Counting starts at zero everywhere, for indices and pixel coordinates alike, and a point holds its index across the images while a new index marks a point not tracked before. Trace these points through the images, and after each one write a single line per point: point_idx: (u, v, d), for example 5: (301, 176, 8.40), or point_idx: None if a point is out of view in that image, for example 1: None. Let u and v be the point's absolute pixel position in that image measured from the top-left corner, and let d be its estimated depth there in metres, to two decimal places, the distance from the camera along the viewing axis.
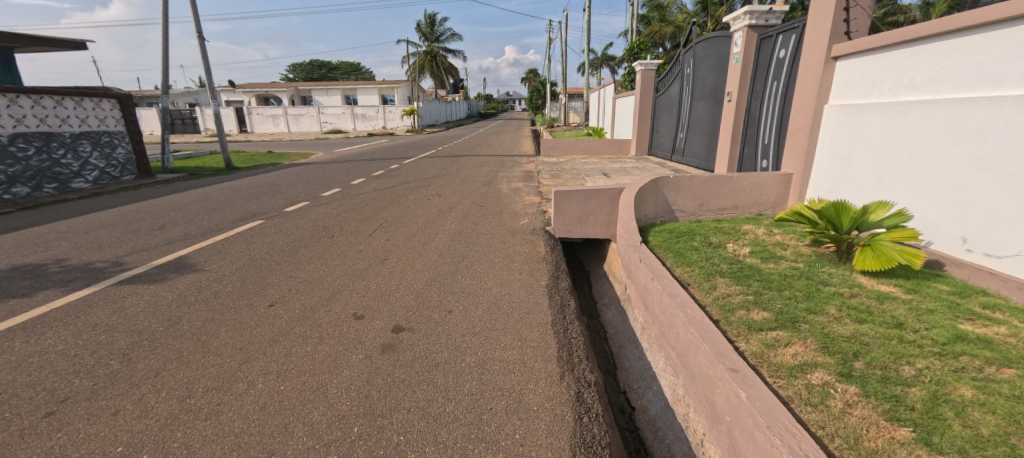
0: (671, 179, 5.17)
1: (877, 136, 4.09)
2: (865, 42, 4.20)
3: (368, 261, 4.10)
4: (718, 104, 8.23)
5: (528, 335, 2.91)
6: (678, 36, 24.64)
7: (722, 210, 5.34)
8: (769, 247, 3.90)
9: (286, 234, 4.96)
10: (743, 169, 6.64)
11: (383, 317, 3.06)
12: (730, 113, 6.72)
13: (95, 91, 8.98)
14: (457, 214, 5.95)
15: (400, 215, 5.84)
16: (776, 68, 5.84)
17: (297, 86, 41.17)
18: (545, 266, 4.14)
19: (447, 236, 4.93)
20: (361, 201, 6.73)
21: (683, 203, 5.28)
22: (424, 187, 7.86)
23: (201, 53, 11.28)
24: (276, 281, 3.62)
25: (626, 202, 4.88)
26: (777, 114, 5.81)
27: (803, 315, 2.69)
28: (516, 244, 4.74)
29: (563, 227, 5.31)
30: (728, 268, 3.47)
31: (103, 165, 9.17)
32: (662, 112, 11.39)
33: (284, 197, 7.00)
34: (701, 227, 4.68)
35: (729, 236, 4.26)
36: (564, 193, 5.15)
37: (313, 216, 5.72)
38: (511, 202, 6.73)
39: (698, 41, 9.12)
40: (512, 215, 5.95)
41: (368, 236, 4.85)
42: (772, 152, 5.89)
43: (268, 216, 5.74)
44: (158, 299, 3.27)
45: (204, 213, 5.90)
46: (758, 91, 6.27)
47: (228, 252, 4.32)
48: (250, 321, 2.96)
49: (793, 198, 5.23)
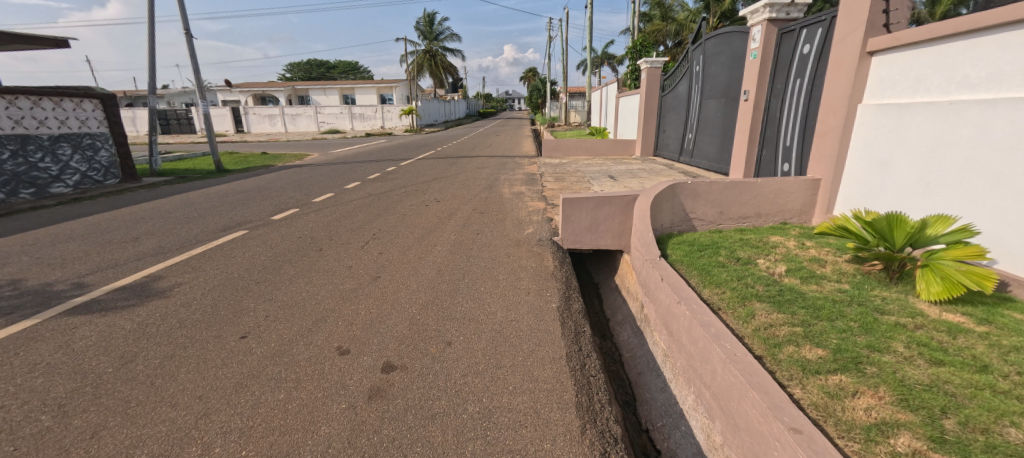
0: (689, 185, 4.75)
1: (924, 139, 3.68)
2: (908, 35, 3.79)
3: (357, 280, 3.69)
4: (731, 103, 7.83)
5: (540, 375, 2.50)
6: (681, 34, 24.27)
7: (744, 218, 4.93)
8: (806, 264, 3.48)
9: (270, 246, 4.55)
10: (762, 172, 6.23)
11: (372, 352, 2.64)
12: (747, 113, 6.31)
13: (76, 91, 8.56)
14: (456, 223, 5.53)
15: (394, 224, 5.42)
16: (799, 64, 5.44)
17: (295, 86, 40.77)
18: (555, 285, 3.73)
19: (445, 249, 4.52)
20: (354, 207, 6.32)
21: (701, 211, 4.87)
22: (421, 192, 7.45)
23: (190, 51, 10.86)
24: (252, 305, 3.20)
25: (641, 211, 4.47)
26: (801, 114, 5.40)
27: (866, 354, 2.27)
28: (522, 258, 4.33)
29: (572, 238, 4.89)
30: (764, 289, 3.05)
31: (85, 168, 8.75)
32: (669, 111, 10.98)
33: (273, 203, 6.59)
34: (725, 238, 4.26)
35: (757, 250, 3.84)
36: (573, 200, 4.73)
37: (301, 226, 5.31)
38: (514, 208, 6.32)
39: (708, 37, 8.71)
40: (516, 224, 5.55)
41: (360, 249, 4.44)
42: (795, 155, 5.49)
43: (253, 225, 5.32)
44: (113, 330, 2.86)
45: (185, 222, 5.50)
46: (778, 89, 5.86)
47: (203, 270, 3.91)
48: (215, 359, 2.54)
49: (821, 205, 4.81)
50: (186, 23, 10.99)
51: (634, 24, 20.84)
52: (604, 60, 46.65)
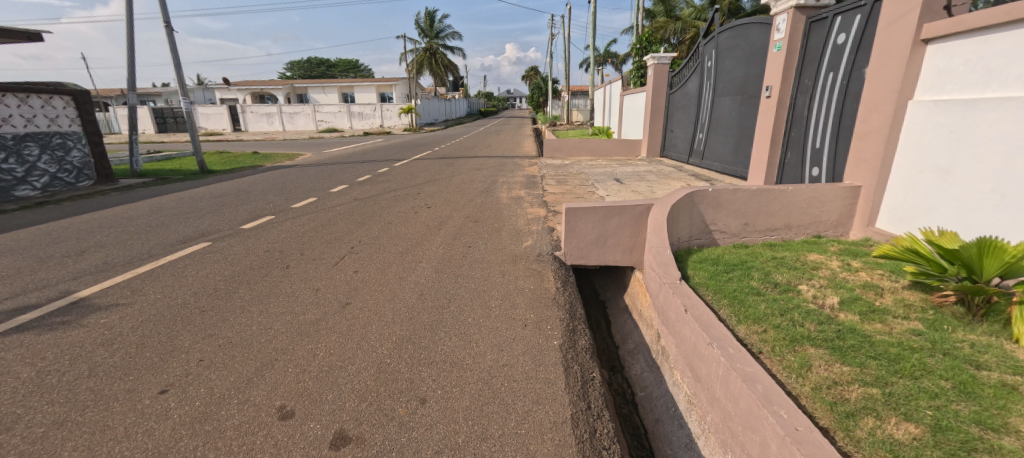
0: (710, 193, 4.16)
1: (997, 141, 3.10)
2: (976, 18, 3.22)
3: (323, 308, 3.11)
4: (748, 101, 7.22)
5: (539, 451, 1.91)
6: (685, 33, 23.64)
7: (773, 231, 4.33)
8: (859, 293, 2.89)
9: (231, 261, 3.98)
10: (786, 177, 5.64)
11: (322, 416, 2.06)
12: (769, 110, 5.71)
13: (44, 87, 8.01)
14: (446, 234, 4.94)
15: (377, 235, 4.83)
16: (832, 56, 4.84)
17: (292, 84, 40.20)
18: (558, 314, 3.14)
19: (431, 266, 3.93)
20: (336, 215, 5.72)
21: (724, 223, 4.28)
22: (411, 197, 6.85)
23: (172, 45, 10.27)
24: (187, 345, 2.62)
25: (656, 224, 3.88)
26: (834, 112, 4.82)
27: (978, 435, 1.68)
28: (518, 278, 3.74)
29: (576, 252, 4.30)
30: (817, 329, 2.45)
31: (54, 169, 8.18)
32: (677, 110, 10.36)
33: (248, 210, 6.00)
34: (755, 256, 3.67)
35: (797, 273, 3.24)
36: (579, 210, 4.14)
37: (271, 237, 4.72)
38: (512, 216, 5.72)
39: (722, 30, 8.10)
40: (513, 235, 4.95)
41: (332, 267, 3.85)
42: (827, 159, 4.92)
43: (218, 236, 4.74)
44: (3, 380, 2.28)
45: (143, 232, 4.91)
46: (806, 85, 5.26)
47: (144, 292, 3.33)
48: (117, 427, 1.96)
49: (861, 216, 4.21)
50: (166, 16, 10.39)
51: (638, 20, 20.15)
52: (606, 58, 45.84)
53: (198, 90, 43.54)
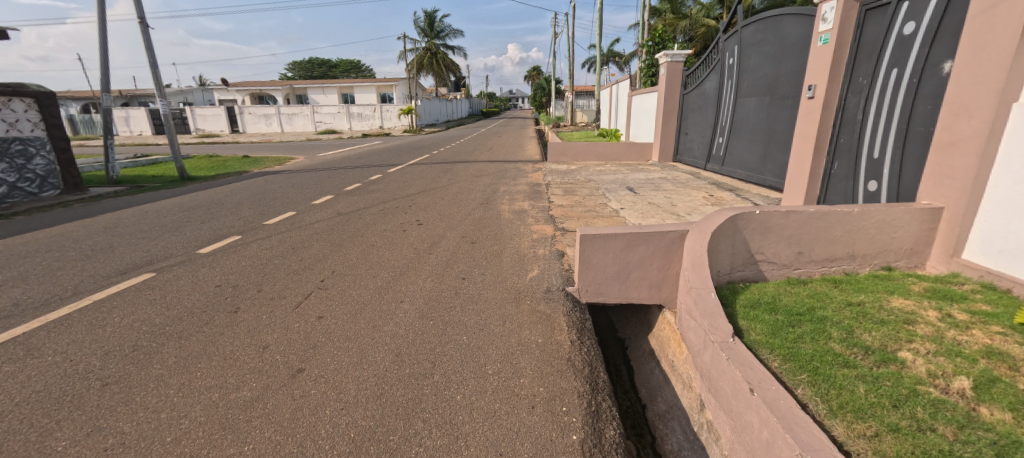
0: (757, 217, 3.40)
1: None
2: None
3: (268, 379, 2.35)
4: (779, 103, 6.45)
5: None
6: (694, 31, 22.68)
7: (832, 261, 3.56)
8: (991, 369, 2.13)
9: (169, 302, 3.23)
10: (832, 190, 4.88)
11: None
12: (812, 113, 4.94)
13: (2, 89, 7.26)
14: (436, 261, 4.16)
15: (354, 262, 4.06)
16: (897, 50, 4.09)
17: (292, 85, 39.55)
18: (576, 387, 2.39)
19: (414, 310, 3.17)
20: (312, 234, 4.96)
21: (773, 252, 3.51)
22: (401, 210, 6.09)
23: (146, 41, 9.48)
24: (58, 451, 1.87)
25: (694, 257, 3.12)
26: (900, 116, 4.07)
27: None
28: (522, 328, 2.98)
29: (593, 288, 3.53)
30: (962, 443, 1.70)
31: (13, 178, 7.43)
32: (693, 111, 9.58)
33: (213, 227, 5.25)
34: (823, 302, 2.91)
35: (889, 331, 2.49)
36: (597, 238, 3.37)
37: (228, 265, 3.96)
38: (514, 236, 4.94)
39: (746, 23, 7.32)
40: (515, 262, 4.17)
41: (292, 312, 3.09)
42: (889, 171, 4.17)
43: (167, 264, 4.00)
44: None
45: (81, 259, 4.17)
46: (860, 84, 4.50)
47: (40, 354, 2.57)
48: None
49: (942, 244, 3.46)
50: (142, 11, 9.61)
51: (644, 18, 19.34)
52: (609, 57, 44.97)
53: (197, 91, 42.99)
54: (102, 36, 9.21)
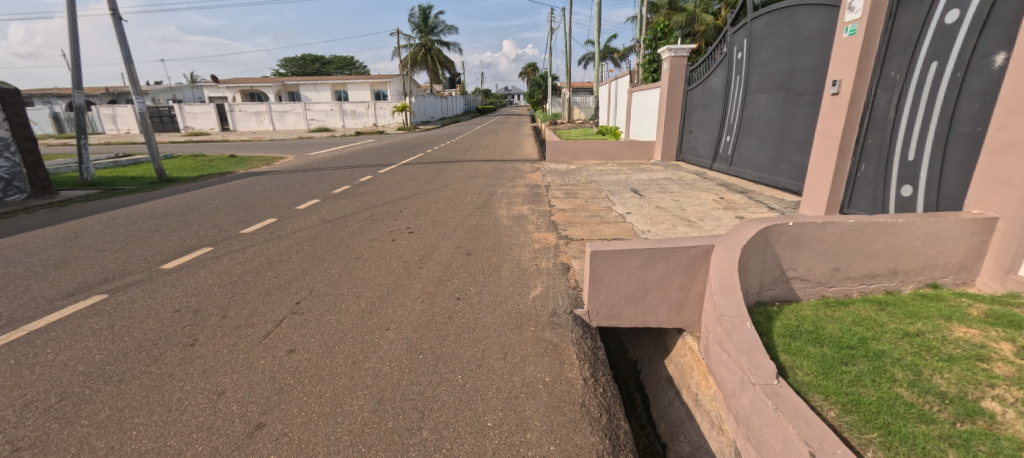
0: (791, 230, 2.99)
1: None
2: None
3: (217, 440, 1.93)
4: (794, 100, 6.06)
5: None
6: (693, 26, 22.20)
7: (872, 278, 3.17)
8: None
9: (116, 333, 2.79)
10: (858, 194, 4.51)
11: None
12: (835, 110, 4.54)
13: None
14: (427, 277, 3.73)
15: (336, 280, 3.63)
16: (937, 40, 3.69)
17: (284, 82, 38.74)
18: (592, 445, 1.98)
19: (400, 340, 2.74)
20: (292, 245, 4.52)
21: (807, 268, 3.11)
22: (392, 216, 5.66)
23: (119, 34, 8.92)
24: None
25: (722, 277, 2.71)
26: (940, 114, 3.68)
27: None
28: (526, 361, 2.57)
29: (604, 309, 3.12)
30: None
31: None
32: (697, 108, 9.18)
33: (185, 237, 4.80)
34: (874, 331, 2.52)
35: (964, 372, 2.10)
36: (610, 254, 2.95)
37: (192, 284, 3.52)
38: (513, 246, 4.51)
39: (757, 16, 6.91)
40: (516, 277, 3.74)
41: (257, 345, 2.65)
42: (926, 175, 3.80)
43: (124, 283, 3.56)
44: None
45: (28, 277, 3.71)
46: (892, 79, 4.11)
47: None
48: None
49: (997, 259, 3.06)
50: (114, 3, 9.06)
51: (642, 12, 18.84)
52: (606, 54, 44.47)
53: (186, 88, 42.23)
54: (73, 30, 8.68)
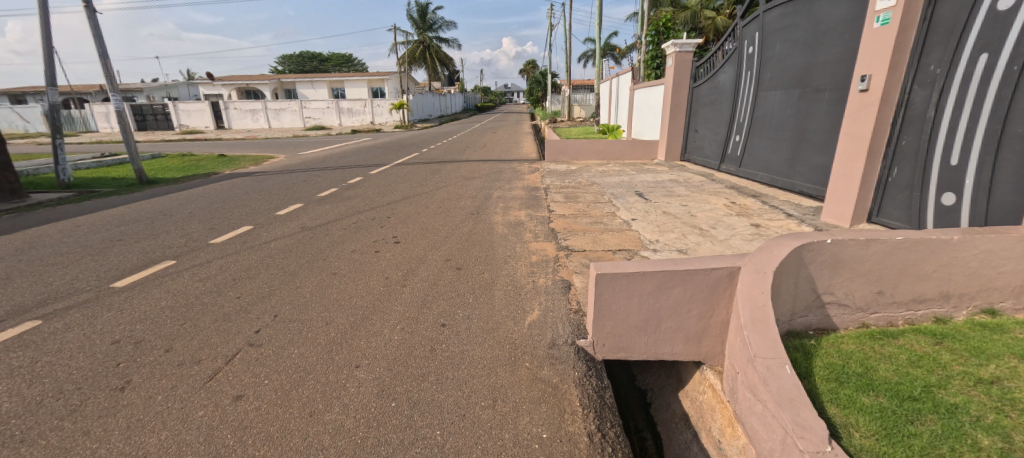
0: (829, 249, 2.56)
1: None
2: None
3: None
4: (812, 96, 5.63)
5: None
6: (695, 22, 21.70)
7: (920, 303, 2.74)
8: None
9: (34, 373, 2.36)
10: (889, 200, 4.08)
11: None
12: (864, 108, 4.08)
13: None
14: (410, 297, 3.30)
15: (305, 302, 3.20)
16: (987, 29, 3.26)
17: (279, 79, 37.72)
18: None
19: (371, 381, 2.32)
20: (263, 258, 4.09)
21: (846, 291, 2.68)
22: (377, 224, 5.22)
23: (94, 29, 8.46)
24: None
25: (753, 307, 2.28)
26: (990, 114, 3.26)
27: None
28: (520, 410, 2.15)
29: (610, 340, 2.69)
30: None
31: None
32: (704, 106, 8.75)
33: (148, 249, 4.37)
34: (939, 376, 2.09)
35: None
36: (619, 278, 2.52)
37: (142, 307, 3.09)
38: (508, 260, 4.08)
39: (770, 7, 6.46)
40: (510, 298, 3.31)
41: (199, 390, 2.22)
42: (972, 182, 3.38)
43: (64, 306, 3.13)
44: None
45: None
46: (930, 73, 3.67)
47: None
48: None
49: None
50: None
51: (643, 9, 18.35)
52: (606, 51, 43.97)
53: (183, 86, 41.69)
54: (44, 24, 8.22)
